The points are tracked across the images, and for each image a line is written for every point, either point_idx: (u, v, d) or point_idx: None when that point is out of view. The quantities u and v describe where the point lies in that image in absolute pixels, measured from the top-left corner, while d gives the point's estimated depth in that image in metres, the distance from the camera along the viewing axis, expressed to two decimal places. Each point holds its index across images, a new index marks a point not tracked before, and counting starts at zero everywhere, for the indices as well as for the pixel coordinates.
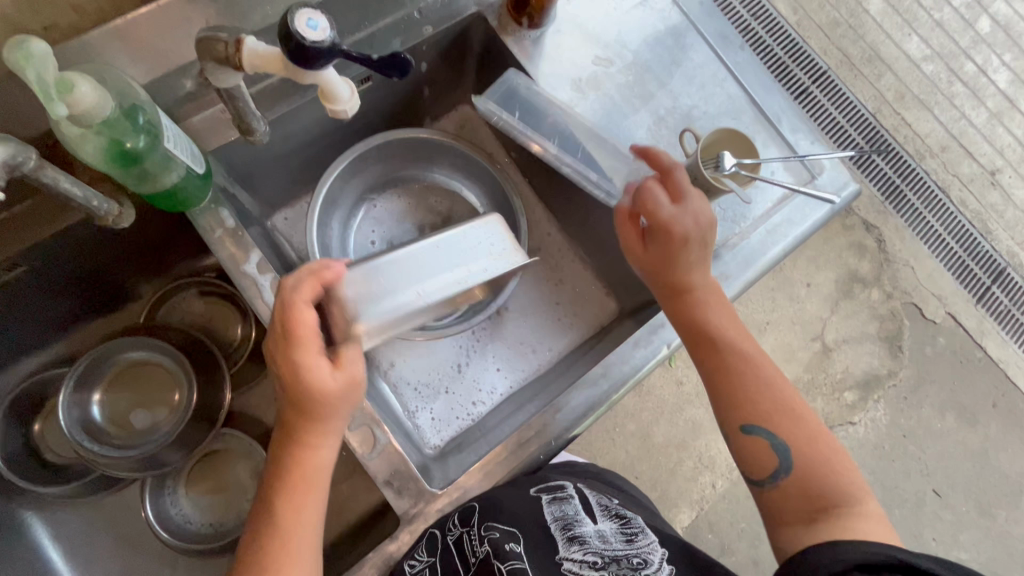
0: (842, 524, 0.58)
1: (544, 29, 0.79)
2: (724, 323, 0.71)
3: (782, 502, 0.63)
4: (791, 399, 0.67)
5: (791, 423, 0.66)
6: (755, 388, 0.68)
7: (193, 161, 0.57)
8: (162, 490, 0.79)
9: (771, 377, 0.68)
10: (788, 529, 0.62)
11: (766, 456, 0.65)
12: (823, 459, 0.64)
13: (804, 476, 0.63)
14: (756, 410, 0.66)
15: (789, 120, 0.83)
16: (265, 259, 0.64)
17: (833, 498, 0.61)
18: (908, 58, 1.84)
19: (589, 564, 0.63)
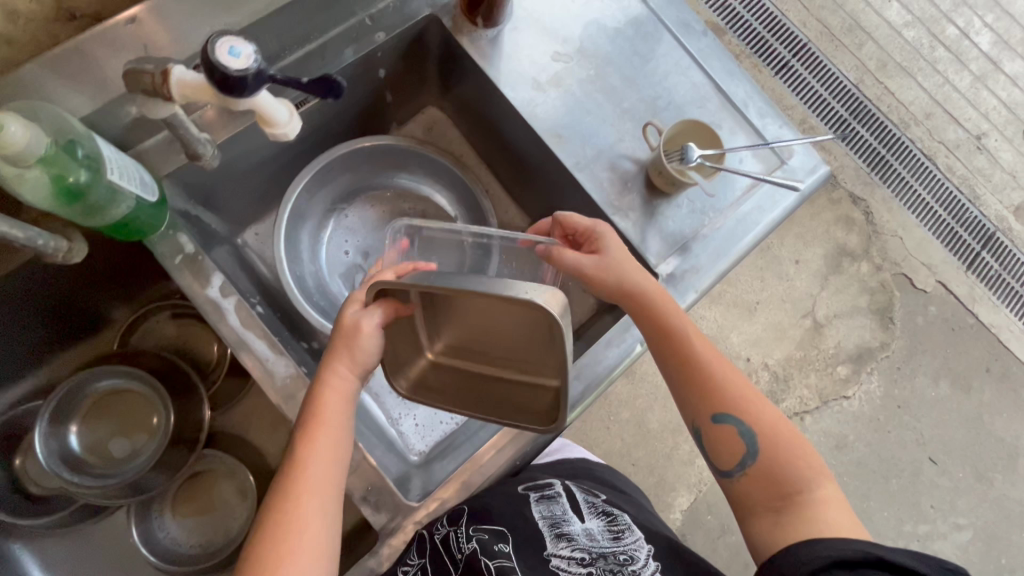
0: (803, 510, 0.61)
1: (500, 27, 0.78)
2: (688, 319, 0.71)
3: (749, 491, 0.65)
4: (750, 392, 0.69)
5: (754, 409, 0.67)
6: (720, 377, 0.69)
7: (141, 190, 0.56)
8: (149, 513, 0.79)
9: (728, 370, 0.70)
10: (757, 520, 0.63)
11: (738, 447, 0.66)
12: (784, 443, 0.66)
13: (769, 463, 0.65)
14: (722, 402, 0.67)
15: (756, 106, 0.82)
16: (228, 282, 0.64)
17: (796, 482, 0.63)
18: (889, 25, 1.81)
19: (576, 561, 0.70)
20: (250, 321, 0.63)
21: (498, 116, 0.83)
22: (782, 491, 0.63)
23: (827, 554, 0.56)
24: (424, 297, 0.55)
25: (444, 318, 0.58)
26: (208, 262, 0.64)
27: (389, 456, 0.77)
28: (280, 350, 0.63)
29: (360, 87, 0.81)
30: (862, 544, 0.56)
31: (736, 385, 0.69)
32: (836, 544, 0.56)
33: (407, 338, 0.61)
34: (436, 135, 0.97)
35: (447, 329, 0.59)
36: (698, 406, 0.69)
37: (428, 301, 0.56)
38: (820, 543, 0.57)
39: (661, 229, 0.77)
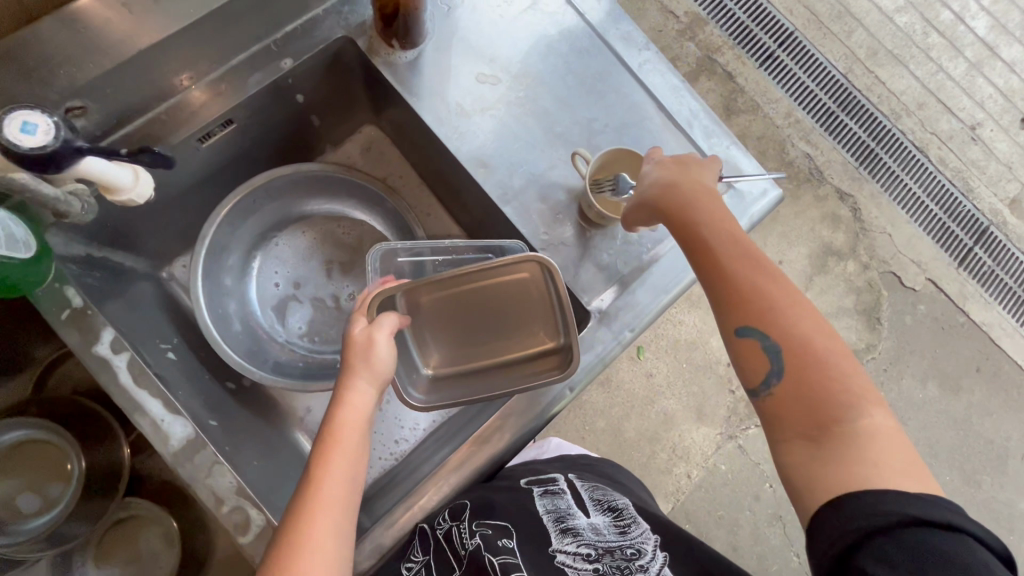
0: (843, 448, 0.48)
1: (422, 48, 0.72)
2: (716, 221, 0.59)
3: (778, 413, 0.52)
4: (802, 311, 0.54)
5: (793, 322, 0.53)
6: (761, 282, 0.55)
7: (7, 247, 0.53)
8: (70, 565, 0.77)
9: (777, 282, 0.56)
10: (786, 449, 0.51)
11: (761, 362, 0.54)
12: (827, 361, 0.52)
13: (802, 387, 0.51)
14: (755, 313, 0.54)
15: (701, 125, 0.77)
16: (120, 337, 0.60)
17: (839, 409, 0.50)
18: (880, 10, 1.69)
19: (582, 557, 0.64)
20: (145, 378, 0.60)
21: (426, 141, 0.78)
22: (818, 417, 0.50)
23: (858, 525, 0.44)
24: (411, 299, 0.70)
25: (430, 318, 0.72)
26: (98, 317, 0.60)
27: None
28: (176, 408, 0.60)
29: (278, 114, 0.76)
30: (901, 503, 0.44)
31: (779, 297, 0.54)
32: (871, 507, 0.44)
33: (402, 351, 0.71)
34: (374, 155, 0.91)
35: (433, 329, 0.72)
36: (723, 315, 0.56)
37: (412, 300, 0.70)
38: (850, 507, 0.45)
39: (596, 261, 0.72)
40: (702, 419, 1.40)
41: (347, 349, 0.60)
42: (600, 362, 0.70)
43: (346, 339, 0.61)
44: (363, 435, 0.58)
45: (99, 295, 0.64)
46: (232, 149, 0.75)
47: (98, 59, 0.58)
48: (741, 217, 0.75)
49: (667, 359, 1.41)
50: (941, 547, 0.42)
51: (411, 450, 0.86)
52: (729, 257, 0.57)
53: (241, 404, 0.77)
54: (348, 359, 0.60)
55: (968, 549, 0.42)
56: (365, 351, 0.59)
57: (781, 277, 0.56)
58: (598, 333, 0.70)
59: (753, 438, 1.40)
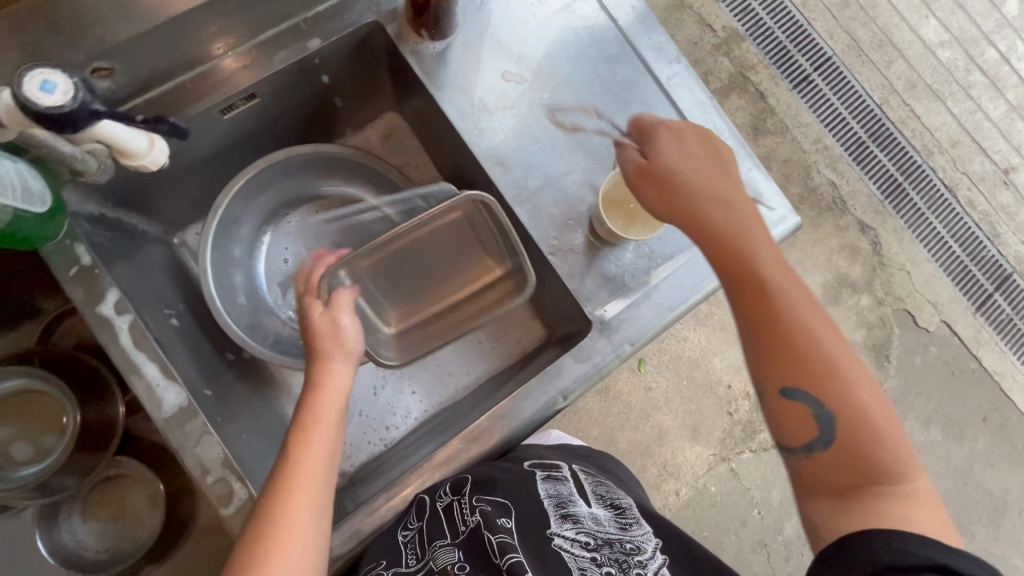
0: (876, 510, 0.50)
1: (451, 40, 0.72)
2: (764, 256, 0.57)
3: (815, 473, 0.54)
4: (844, 362, 0.55)
5: (843, 386, 0.54)
6: (817, 342, 0.54)
7: (19, 200, 0.53)
8: (56, 516, 0.78)
9: (827, 333, 0.55)
10: (821, 505, 0.53)
11: (806, 424, 0.54)
12: (872, 425, 0.53)
13: (851, 450, 0.53)
14: (808, 373, 0.54)
15: (725, 144, 0.76)
16: (124, 299, 0.61)
17: (880, 475, 0.52)
18: (923, 43, 1.65)
19: (580, 544, 0.63)
20: (144, 342, 0.60)
21: (445, 133, 0.77)
22: (856, 481, 0.52)
23: (886, 559, 0.46)
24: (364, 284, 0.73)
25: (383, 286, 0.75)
26: (105, 278, 0.61)
27: None
28: (172, 375, 0.60)
29: (302, 93, 0.76)
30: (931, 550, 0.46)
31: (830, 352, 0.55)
32: (898, 546, 0.47)
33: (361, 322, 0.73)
34: (394, 143, 0.92)
35: (392, 296, 0.76)
36: (768, 373, 0.55)
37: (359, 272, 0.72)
38: (878, 542, 0.47)
39: (603, 272, 0.71)
40: (696, 438, 1.38)
41: (310, 335, 0.62)
42: (596, 373, 0.70)
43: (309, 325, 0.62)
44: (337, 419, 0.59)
45: (107, 256, 0.65)
46: (254, 123, 0.76)
47: (128, 22, 0.58)
48: None
49: (668, 375, 1.39)
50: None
51: (401, 438, 0.86)
52: (794, 315, 0.55)
53: (237, 376, 0.77)
54: (313, 345, 0.61)
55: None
56: (333, 334, 0.61)
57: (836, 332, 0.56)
58: (598, 343, 0.69)
59: (746, 462, 1.39)
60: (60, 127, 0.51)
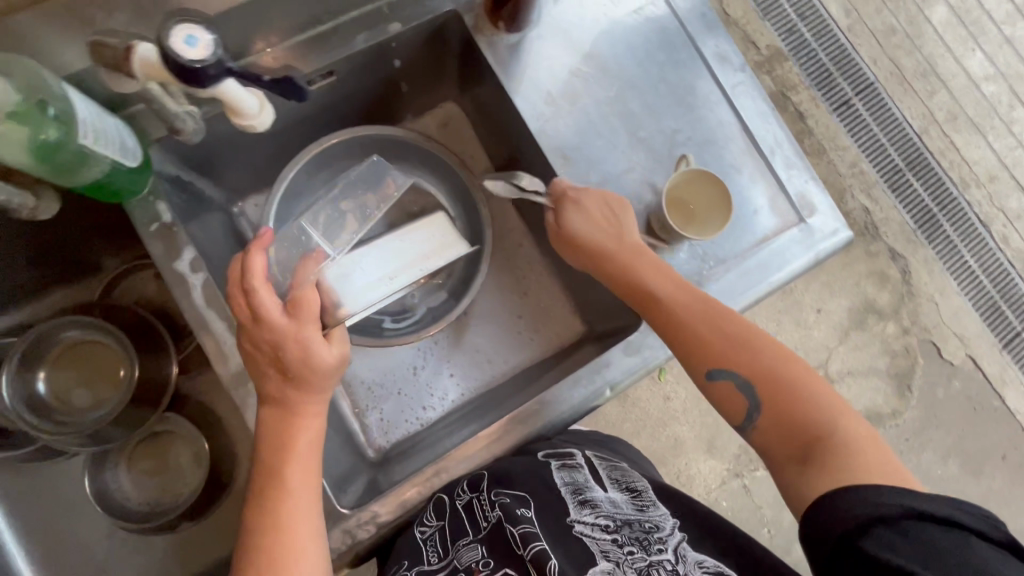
0: (825, 465, 0.55)
1: (524, 33, 0.74)
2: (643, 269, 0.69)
3: (766, 443, 0.62)
4: (753, 337, 0.65)
5: (751, 358, 0.64)
6: (698, 325, 0.66)
7: (118, 154, 0.55)
8: (103, 466, 0.82)
9: (723, 316, 0.66)
10: (784, 473, 0.59)
11: (738, 401, 0.64)
12: (792, 385, 0.62)
13: (779, 412, 0.61)
14: (718, 354, 0.64)
15: (783, 154, 0.77)
16: (199, 258, 0.63)
17: (816, 427, 0.59)
18: (967, 76, 1.65)
19: (601, 528, 0.64)
20: (216, 300, 0.63)
21: (509, 124, 0.80)
22: (802, 440, 0.59)
23: (865, 511, 0.49)
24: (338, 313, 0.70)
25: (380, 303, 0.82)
26: (182, 236, 0.63)
27: (339, 455, 0.76)
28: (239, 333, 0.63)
29: (374, 75, 0.79)
30: (900, 496, 0.49)
31: (726, 329, 0.65)
32: (869, 498, 0.50)
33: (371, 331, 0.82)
34: (450, 132, 0.94)
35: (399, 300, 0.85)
36: (694, 368, 0.66)
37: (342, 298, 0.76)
38: (848, 497, 0.51)
39: None
40: (711, 451, 1.38)
41: (307, 374, 0.61)
42: (643, 367, 0.72)
43: (310, 361, 0.60)
44: (318, 441, 0.62)
45: (183, 216, 0.67)
46: (325, 101, 0.78)
47: None
48: (807, 252, 0.74)
49: (688, 386, 1.39)
50: (941, 541, 0.46)
51: (438, 419, 0.87)
52: (674, 309, 0.67)
53: None
54: (310, 382, 0.61)
55: (968, 545, 0.46)
56: (334, 372, 0.62)
57: (733, 317, 0.66)
58: (647, 339, 0.72)
59: (759, 479, 1.39)
60: (192, 83, 0.46)
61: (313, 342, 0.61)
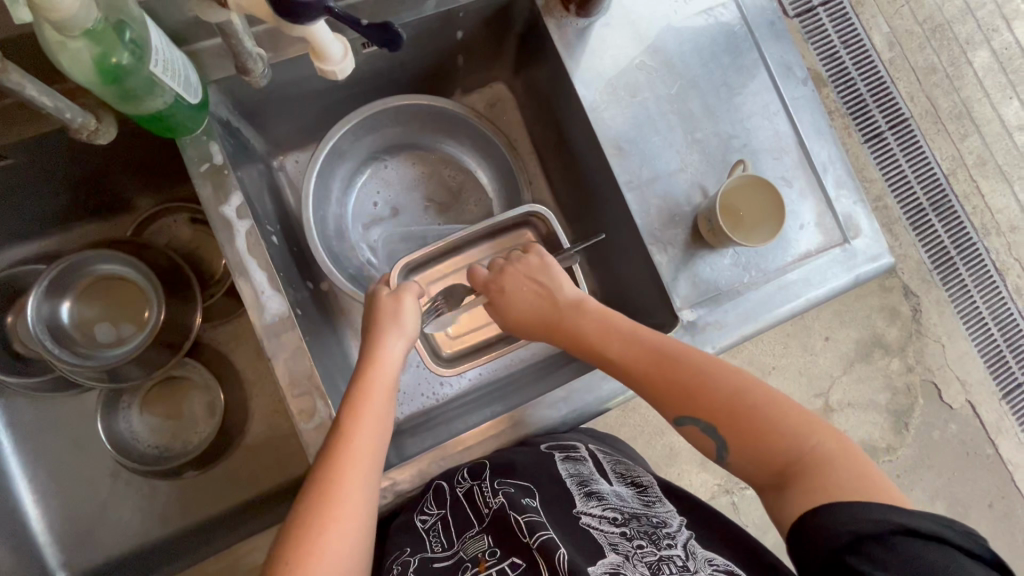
0: (810, 484, 0.52)
1: (593, 20, 0.73)
2: (587, 327, 0.70)
3: (749, 477, 0.60)
4: (707, 372, 0.62)
5: (711, 394, 0.61)
6: (650, 373, 0.64)
7: (184, 89, 0.54)
8: (117, 405, 0.82)
9: (676, 354, 0.64)
10: (768, 500, 0.57)
11: (708, 444, 0.62)
12: (754, 414, 0.59)
13: (746, 448, 0.58)
14: (673, 402, 0.63)
15: (835, 173, 0.76)
16: (246, 204, 0.62)
17: (783, 453, 0.56)
18: (1002, 123, 1.63)
19: (608, 521, 0.63)
20: (258, 249, 0.62)
21: (564, 110, 0.79)
22: (777, 469, 0.56)
23: (850, 527, 0.47)
24: (429, 273, 0.84)
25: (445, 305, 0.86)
26: (232, 181, 0.62)
27: None
28: (278, 285, 0.62)
29: (434, 43, 0.77)
30: (882, 513, 0.47)
31: (678, 369, 0.63)
32: (852, 512, 0.48)
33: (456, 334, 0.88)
34: (497, 112, 0.93)
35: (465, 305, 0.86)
36: (664, 412, 0.65)
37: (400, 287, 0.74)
38: (834, 511, 0.49)
39: (696, 274, 0.72)
40: (705, 465, 1.34)
41: (378, 313, 0.68)
42: None
43: (376, 306, 0.69)
44: (391, 388, 0.64)
45: (232, 161, 0.66)
46: (382, 64, 0.77)
47: None
48: (848, 274, 0.74)
49: None
50: (926, 556, 0.45)
51: (455, 397, 0.88)
52: (626, 362, 0.66)
53: (315, 303, 0.79)
54: (379, 327, 0.67)
55: (955, 561, 0.45)
56: (393, 314, 0.68)
57: (686, 353, 0.64)
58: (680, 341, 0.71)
59: (749, 498, 1.34)
60: (291, 15, 0.44)
61: (374, 289, 0.71)
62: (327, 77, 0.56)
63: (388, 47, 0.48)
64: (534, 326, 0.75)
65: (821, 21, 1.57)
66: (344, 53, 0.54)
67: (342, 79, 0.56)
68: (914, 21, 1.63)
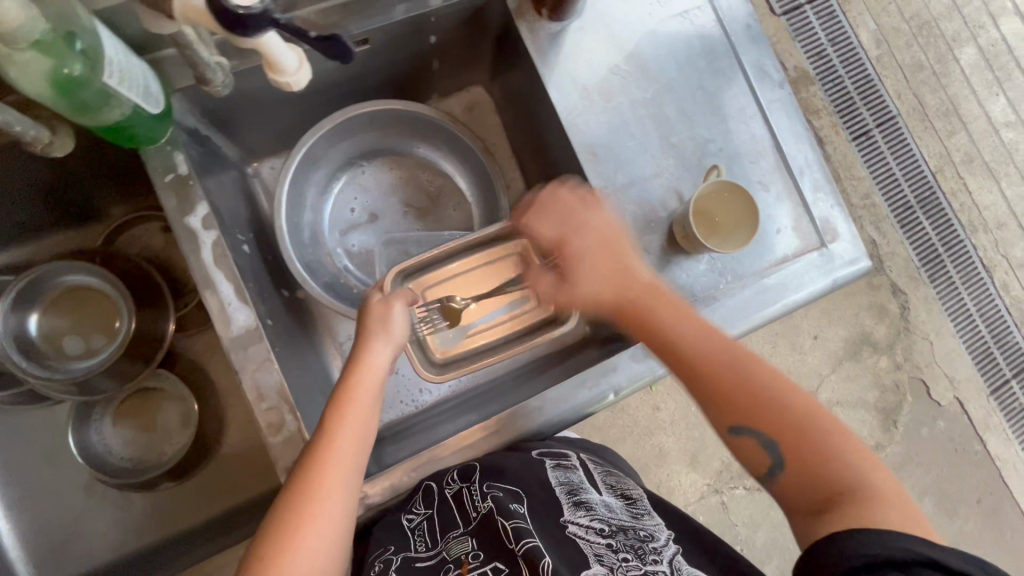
0: (855, 512, 0.51)
1: (567, 24, 0.73)
2: (671, 311, 0.66)
3: (786, 495, 0.58)
4: (783, 390, 0.61)
5: (778, 411, 0.60)
6: (721, 376, 0.63)
7: (142, 99, 0.53)
8: (89, 417, 0.81)
9: (754, 369, 0.63)
10: (800, 518, 0.56)
11: (759, 457, 0.60)
12: (820, 438, 0.58)
13: (800, 468, 0.58)
14: (738, 408, 0.62)
15: (812, 177, 0.76)
16: (212, 215, 0.61)
17: (836, 480, 0.55)
18: (989, 120, 1.63)
19: (595, 531, 0.62)
20: (225, 259, 0.61)
21: (540, 115, 0.78)
22: (824, 491, 0.55)
23: (867, 554, 0.48)
24: (421, 280, 0.79)
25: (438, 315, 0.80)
26: (197, 191, 0.61)
27: None
28: (246, 297, 0.61)
29: (407, 48, 0.76)
30: (906, 543, 0.48)
31: (754, 382, 0.62)
32: (878, 541, 0.48)
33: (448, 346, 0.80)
34: (476, 116, 0.93)
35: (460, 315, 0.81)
36: (716, 419, 0.64)
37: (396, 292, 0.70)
38: (859, 538, 0.49)
39: (672, 279, 0.71)
40: (694, 465, 1.33)
41: (366, 316, 0.65)
42: (649, 374, 0.71)
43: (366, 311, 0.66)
44: (376, 393, 0.62)
45: (199, 170, 0.65)
46: (354, 70, 0.76)
47: None
48: (826, 278, 0.73)
49: (679, 398, 1.34)
50: None
51: (435, 404, 0.87)
52: (697, 364, 0.64)
53: (289, 312, 0.78)
54: (367, 331, 0.64)
55: None
56: (382, 316, 0.64)
57: (768, 371, 0.63)
58: None
59: (739, 498, 1.33)
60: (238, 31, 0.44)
61: (369, 295, 0.68)
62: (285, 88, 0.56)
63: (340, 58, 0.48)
64: (605, 309, 0.70)
65: (808, 19, 1.57)
66: (300, 63, 0.54)
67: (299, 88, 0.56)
68: (900, 18, 1.63)
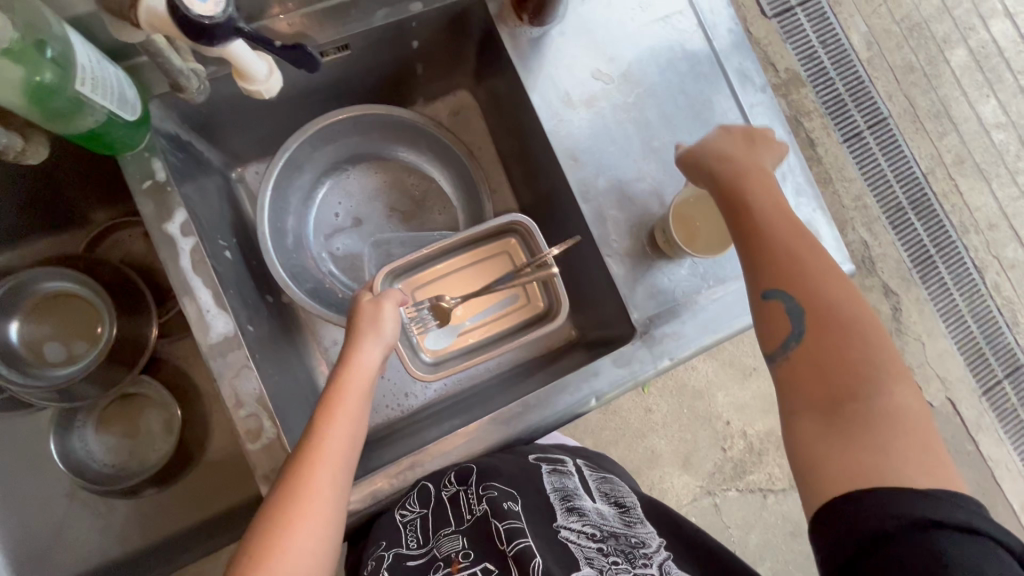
0: (858, 430, 0.50)
1: (548, 29, 0.73)
2: (759, 195, 0.62)
3: (791, 378, 0.56)
4: (848, 293, 0.57)
5: (830, 304, 0.56)
6: (780, 253, 0.59)
7: (116, 105, 0.53)
8: (71, 424, 0.81)
9: (817, 259, 0.58)
10: (804, 415, 0.54)
11: (783, 323, 0.57)
12: (860, 344, 0.54)
13: (821, 352, 0.55)
14: (784, 271, 0.58)
15: (794, 181, 0.76)
16: (190, 221, 0.61)
17: (851, 381, 0.53)
18: (979, 121, 1.64)
19: (586, 535, 0.63)
20: (203, 266, 0.60)
21: (524, 119, 0.78)
22: (834, 384, 0.53)
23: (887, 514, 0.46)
24: (411, 280, 0.82)
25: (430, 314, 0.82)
26: (176, 197, 0.61)
27: None
28: (224, 304, 0.61)
29: (390, 52, 0.76)
30: (929, 504, 0.45)
31: (812, 263, 0.58)
32: (900, 502, 0.46)
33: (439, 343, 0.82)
34: (461, 120, 0.93)
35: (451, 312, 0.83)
36: (755, 274, 0.59)
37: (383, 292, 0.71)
38: (880, 500, 0.47)
39: (654, 284, 0.71)
40: (686, 467, 1.33)
41: (356, 317, 0.65)
42: (631, 379, 0.70)
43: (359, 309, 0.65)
44: (366, 394, 0.61)
45: (179, 176, 0.65)
46: (337, 74, 0.76)
47: None
48: None
49: (670, 400, 1.34)
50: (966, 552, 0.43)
51: (421, 408, 0.87)
52: (764, 236, 0.59)
53: (273, 317, 0.77)
54: (359, 329, 0.63)
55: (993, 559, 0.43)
56: (372, 318, 0.64)
57: (832, 270, 0.58)
58: (639, 352, 0.70)
59: (731, 500, 1.33)
60: (199, 40, 0.44)
61: (358, 295, 0.68)
62: (254, 97, 0.56)
63: (306, 66, 0.49)
64: (710, 146, 0.67)
65: (799, 21, 1.58)
66: (268, 71, 0.55)
67: (269, 97, 0.57)
68: (891, 20, 1.63)
